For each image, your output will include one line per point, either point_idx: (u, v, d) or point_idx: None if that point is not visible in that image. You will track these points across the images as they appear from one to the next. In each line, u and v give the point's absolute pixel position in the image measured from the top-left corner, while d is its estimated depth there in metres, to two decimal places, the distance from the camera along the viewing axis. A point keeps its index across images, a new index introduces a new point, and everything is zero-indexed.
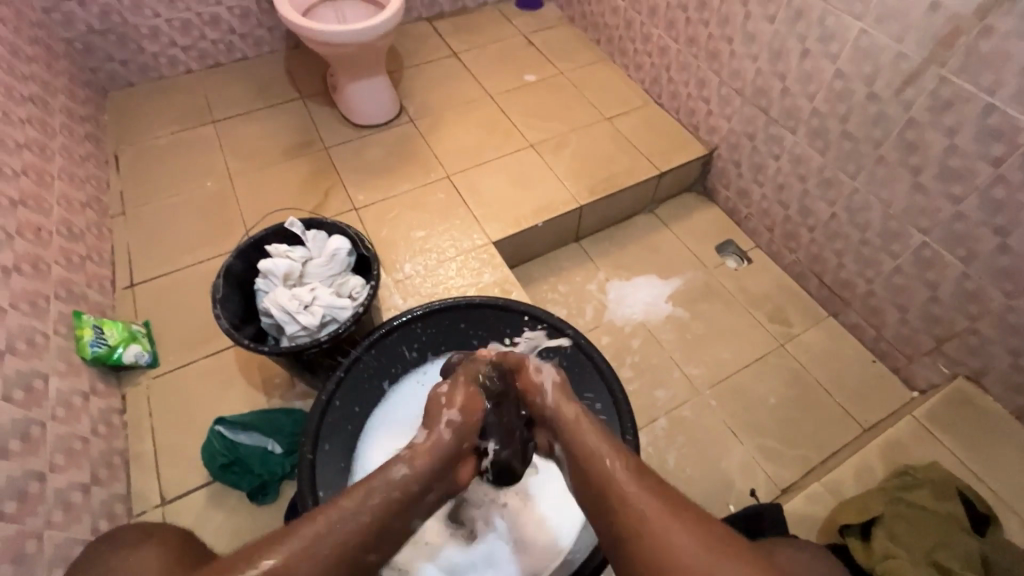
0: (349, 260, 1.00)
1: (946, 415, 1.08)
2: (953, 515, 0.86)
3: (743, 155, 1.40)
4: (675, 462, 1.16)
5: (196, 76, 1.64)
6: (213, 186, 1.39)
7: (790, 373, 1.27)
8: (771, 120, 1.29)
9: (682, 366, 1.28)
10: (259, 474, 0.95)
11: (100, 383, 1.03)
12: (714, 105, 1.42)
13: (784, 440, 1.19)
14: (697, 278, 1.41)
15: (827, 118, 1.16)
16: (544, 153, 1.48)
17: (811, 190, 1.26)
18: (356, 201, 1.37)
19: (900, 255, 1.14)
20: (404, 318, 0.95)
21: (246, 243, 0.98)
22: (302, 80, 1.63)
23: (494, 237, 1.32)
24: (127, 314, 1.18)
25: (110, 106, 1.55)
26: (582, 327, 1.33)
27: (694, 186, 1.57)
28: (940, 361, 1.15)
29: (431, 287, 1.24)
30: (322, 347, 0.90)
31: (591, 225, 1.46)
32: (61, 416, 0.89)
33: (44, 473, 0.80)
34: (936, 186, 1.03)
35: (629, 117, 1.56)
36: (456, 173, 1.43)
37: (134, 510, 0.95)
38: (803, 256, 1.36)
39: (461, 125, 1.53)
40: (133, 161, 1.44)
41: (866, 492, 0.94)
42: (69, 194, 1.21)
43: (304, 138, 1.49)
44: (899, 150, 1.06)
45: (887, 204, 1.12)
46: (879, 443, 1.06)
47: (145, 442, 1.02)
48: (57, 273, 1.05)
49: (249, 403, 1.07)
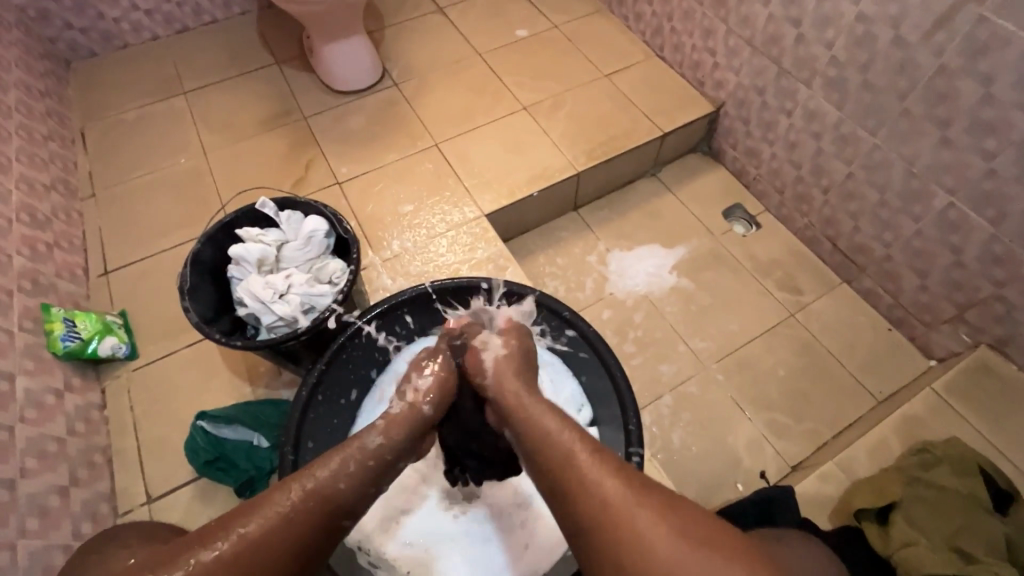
0: (327, 242, 0.93)
1: (967, 387, 1.02)
2: (975, 495, 0.82)
3: (752, 111, 1.30)
4: (680, 440, 1.12)
5: (163, 42, 1.52)
6: (185, 162, 1.31)
7: (800, 344, 1.21)
8: (783, 72, 1.18)
9: (688, 340, 1.22)
10: (245, 469, 0.92)
11: (76, 378, 0.98)
12: (720, 57, 1.31)
13: (794, 415, 1.14)
14: (703, 246, 1.34)
15: (846, 68, 1.06)
16: (538, 115, 1.38)
17: (826, 148, 1.17)
18: (338, 174, 1.28)
19: (922, 217, 1.06)
20: (388, 303, 0.89)
21: (214, 228, 0.91)
22: (276, 43, 1.51)
23: (487, 209, 1.24)
24: (102, 303, 1.12)
25: (73, 78, 1.45)
26: (582, 301, 1.26)
27: (700, 146, 1.47)
28: (961, 329, 1.09)
29: (421, 265, 1.16)
30: (300, 339, 0.85)
31: (590, 192, 1.38)
32: (31, 417, 0.84)
33: (14, 480, 0.76)
34: (966, 141, 0.93)
35: (629, 73, 1.45)
36: (445, 140, 1.33)
37: (120, 509, 0.92)
38: (815, 220, 1.28)
39: (449, 87, 1.43)
40: (100, 138, 1.35)
41: (881, 471, 0.89)
42: (31, 177, 1.14)
43: (281, 107, 1.39)
44: (925, 102, 0.96)
45: (910, 162, 1.03)
46: (896, 417, 1.01)
47: (128, 438, 0.98)
48: (21, 265, 0.99)
49: (233, 393, 1.02)
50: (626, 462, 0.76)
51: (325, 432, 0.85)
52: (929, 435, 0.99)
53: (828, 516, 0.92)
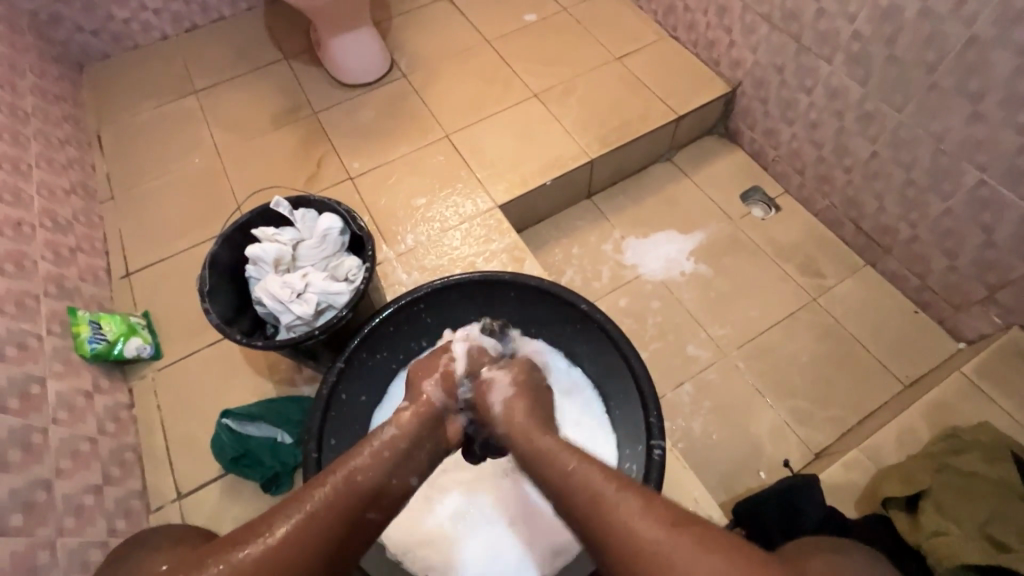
0: (342, 240, 0.93)
1: (999, 370, 0.99)
2: (1008, 480, 0.80)
3: (770, 90, 1.26)
4: (701, 429, 1.11)
5: (172, 42, 1.52)
6: (200, 162, 1.31)
7: (823, 328, 1.19)
8: (803, 48, 1.14)
9: (707, 327, 1.21)
10: (271, 466, 0.94)
11: (104, 379, 1.00)
12: (736, 35, 1.27)
13: (817, 402, 1.12)
14: (721, 230, 1.31)
15: (870, 42, 1.02)
16: (549, 102, 1.35)
17: (849, 126, 1.13)
18: (350, 169, 1.28)
19: (951, 195, 1.02)
20: (406, 300, 0.88)
21: (230, 228, 0.92)
22: (284, 37, 1.50)
23: (500, 200, 1.23)
24: (126, 305, 1.14)
25: (87, 81, 1.46)
26: (598, 291, 1.25)
27: (716, 128, 1.44)
28: (993, 310, 1.06)
29: (436, 259, 1.16)
30: (318, 337, 0.85)
31: (603, 179, 1.35)
32: (63, 418, 0.87)
33: (50, 480, 0.79)
34: (1000, 115, 0.89)
35: (641, 54, 1.41)
36: (455, 131, 1.32)
37: (152, 506, 0.95)
38: (837, 201, 1.24)
39: (458, 76, 1.41)
40: (116, 140, 1.36)
41: (909, 459, 0.87)
42: (51, 182, 1.15)
43: (291, 103, 1.39)
44: (956, 75, 0.92)
45: (938, 138, 0.99)
46: (925, 403, 0.98)
47: (157, 436, 1.01)
48: (45, 269, 1.01)
49: (256, 391, 1.04)
50: (648, 455, 0.76)
51: (347, 430, 0.85)
52: (959, 421, 0.96)
53: (856, 504, 0.91)
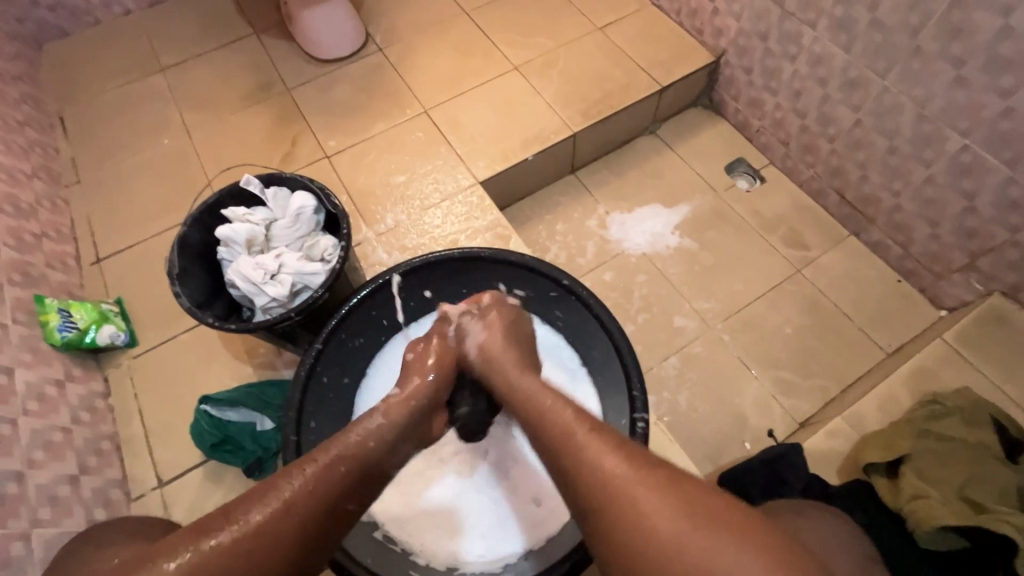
0: (317, 218, 0.91)
1: (979, 336, 1.00)
2: (986, 444, 0.81)
3: (753, 59, 1.24)
4: (687, 402, 1.12)
5: (135, 17, 1.45)
6: (169, 143, 1.27)
7: (806, 299, 1.19)
8: (786, 14, 1.12)
9: (693, 301, 1.20)
10: (252, 450, 0.92)
11: (77, 368, 0.98)
12: (720, 2, 1.24)
13: (801, 372, 1.13)
14: (706, 203, 1.30)
15: (854, 5, 0.99)
16: (529, 75, 1.32)
17: (833, 94, 1.11)
18: (327, 147, 1.24)
19: (934, 162, 1.01)
20: (382, 278, 0.87)
21: (199, 209, 0.89)
22: (253, 10, 1.44)
23: (482, 176, 1.20)
24: (97, 292, 1.10)
25: (46, 60, 1.39)
26: (584, 268, 1.24)
27: (700, 99, 1.41)
28: (973, 278, 1.06)
29: (417, 238, 1.14)
30: (295, 318, 0.83)
31: (586, 154, 1.33)
32: (34, 409, 0.84)
33: (22, 472, 0.77)
34: (982, 79, 0.88)
35: (624, 24, 1.37)
36: (434, 107, 1.28)
37: (133, 494, 0.93)
38: (821, 171, 1.23)
39: (435, 50, 1.36)
40: (80, 121, 1.30)
41: (891, 425, 0.88)
42: (11, 165, 1.10)
43: (263, 80, 1.34)
44: (939, 39, 0.90)
45: (922, 105, 0.98)
46: (906, 371, 0.99)
47: (135, 424, 0.99)
48: (8, 257, 0.97)
49: (235, 376, 1.02)
50: (631, 428, 0.76)
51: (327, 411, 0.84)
52: (939, 387, 0.97)
53: (838, 473, 0.93)
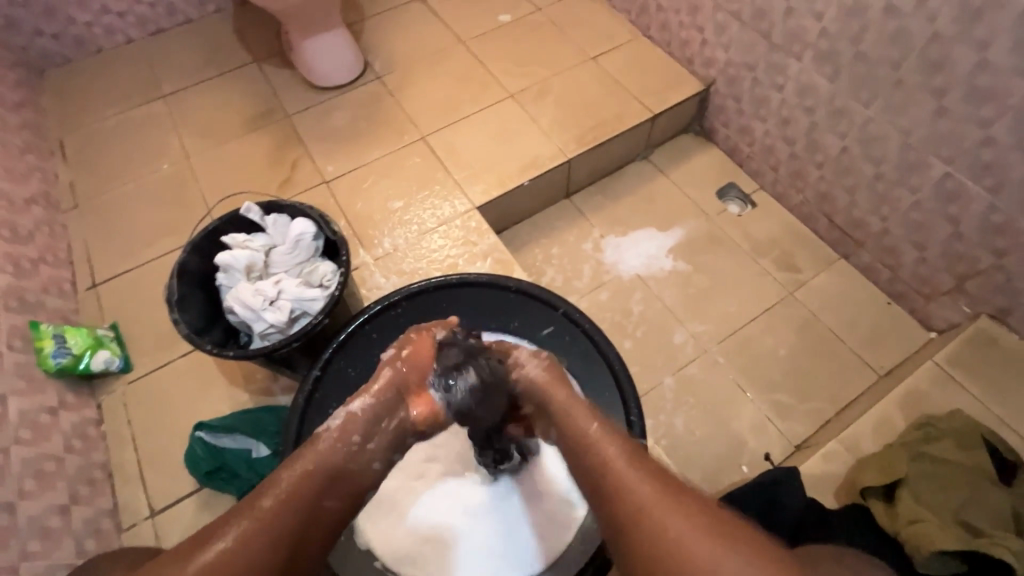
0: (316, 245, 0.92)
1: (970, 357, 1.02)
2: (979, 465, 0.83)
3: (742, 88, 1.27)
4: (683, 425, 1.12)
5: (137, 46, 1.48)
6: (169, 168, 1.28)
7: (799, 322, 1.20)
8: (773, 47, 1.16)
9: (687, 324, 1.21)
10: (247, 478, 0.91)
11: (70, 395, 0.97)
12: (708, 34, 1.28)
13: (795, 394, 1.14)
14: (699, 227, 1.32)
15: (838, 39, 1.03)
16: (525, 103, 1.35)
17: (820, 122, 1.15)
18: (325, 172, 1.26)
19: (919, 188, 1.04)
20: (381, 303, 0.88)
21: (199, 236, 0.90)
22: (254, 39, 1.47)
23: (478, 201, 1.22)
24: (93, 318, 1.10)
25: (48, 87, 1.41)
26: (579, 290, 1.25)
27: (691, 127, 1.45)
28: (961, 300, 1.08)
29: (414, 262, 1.15)
30: (294, 345, 0.83)
31: (580, 179, 1.35)
32: (26, 437, 0.84)
33: (13, 502, 0.76)
34: (963, 109, 0.92)
35: (617, 54, 1.42)
36: (431, 133, 1.31)
37: (124, 524, 0.92)
38: (811, 196, 1.26)
39: (432, 77, 1.39)
40: (79, 148, 1.31)
41: (884, 448, 0.89)
42: (10, 191, 1.11)
43: (263, 107, 1.36)
44: (919, 72, 0.94)
45: (906, 133, 1.01)
46: (900, 394, 1.00)
47: (128, 452, 0.97)
48: (4, 282, 0.97)
49: (231, 402, 1.01)
50: None
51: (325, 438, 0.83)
52: (932, 410, 0.98)
53: (835, 494, 0.93)
